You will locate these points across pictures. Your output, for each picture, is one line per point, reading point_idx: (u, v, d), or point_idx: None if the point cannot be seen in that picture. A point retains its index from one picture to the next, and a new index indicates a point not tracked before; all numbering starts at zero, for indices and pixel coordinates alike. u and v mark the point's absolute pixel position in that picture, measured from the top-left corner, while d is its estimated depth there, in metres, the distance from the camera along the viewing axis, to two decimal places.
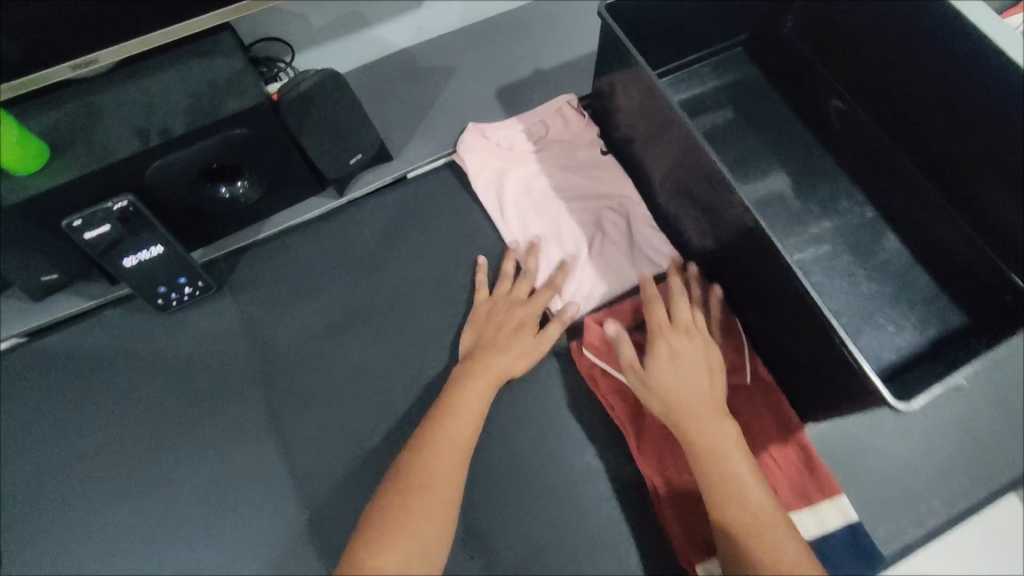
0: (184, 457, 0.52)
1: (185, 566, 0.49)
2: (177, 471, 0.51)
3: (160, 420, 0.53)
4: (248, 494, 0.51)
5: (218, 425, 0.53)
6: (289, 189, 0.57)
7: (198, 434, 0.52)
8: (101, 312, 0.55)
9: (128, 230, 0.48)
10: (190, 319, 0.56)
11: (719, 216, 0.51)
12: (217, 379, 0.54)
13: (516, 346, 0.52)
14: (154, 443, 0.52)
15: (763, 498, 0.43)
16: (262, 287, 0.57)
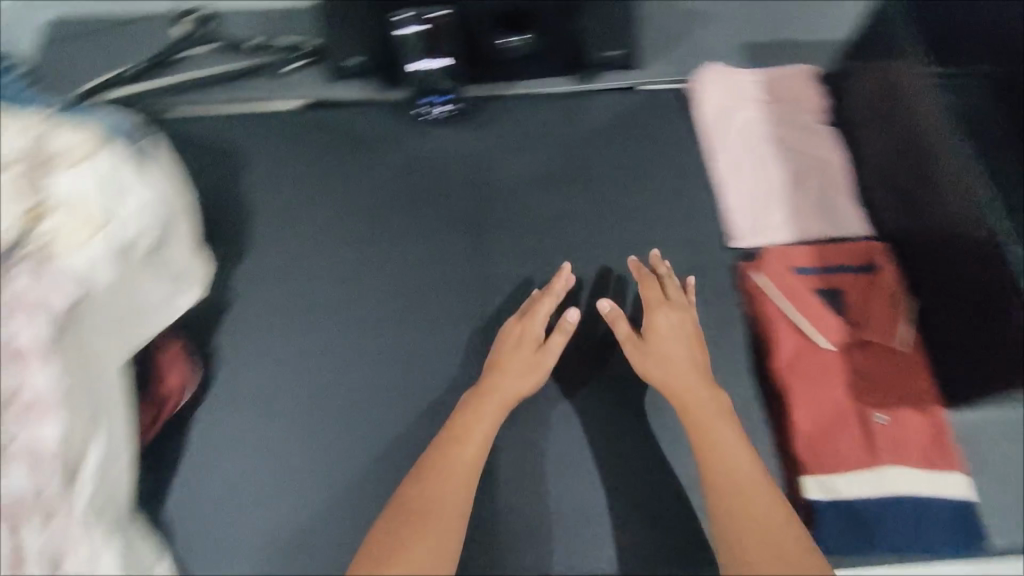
0: (397, 235, 0.61)
1: (372, 316, 0.58)
2: (390, 245, 0.61)
3: (385, 202, 0.62)
4: (438, 284, 0.59)
5: (434, 221, 0.61)
6: (551, 59, 0.67)
7: (415, 223, 0.61)
8: (364, 107, 0.65)
9: (437, 38, 0.61)
10: (430, 133, 0.64)
11: (934, 200, 0.57)
12: (443, 185, 0.63)
13: (517, 363, 0.53)
14: (376, 216, 0.61)
15: (754, 481, 0.47)
16: (496, 129, 0.65)
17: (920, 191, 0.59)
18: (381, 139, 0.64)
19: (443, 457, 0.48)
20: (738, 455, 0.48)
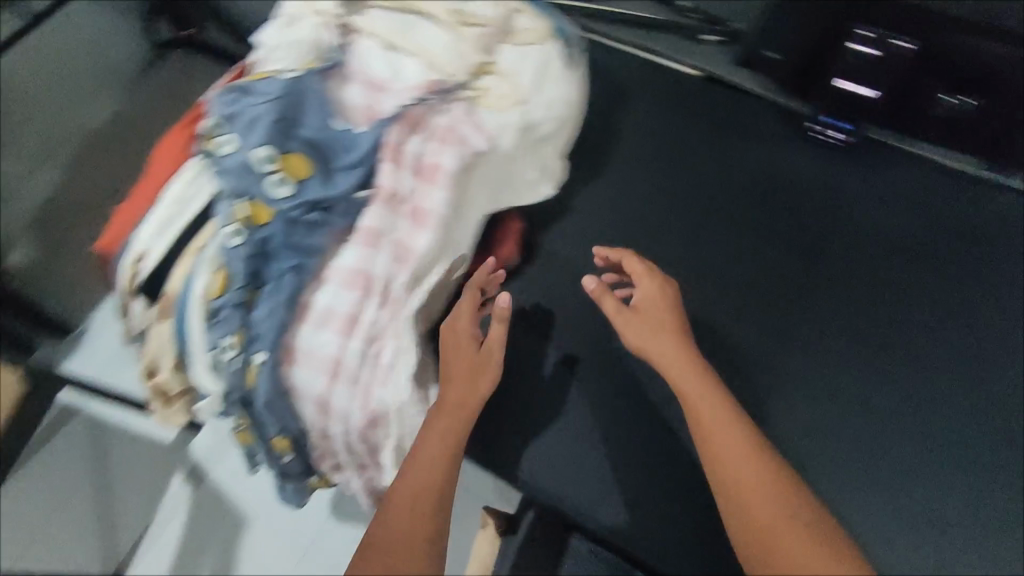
0: (622, 210, 1.12)
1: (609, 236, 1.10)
2: (620, 212, 1.11)
3: (623, 182, 1.12)
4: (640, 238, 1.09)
5: (643, 208, 1.11)
6: (744, 90, 1.16)
7: (642, 194, 1.12)
8: (635, 88, 1.15)
9: (686, 35, 1.17)
10: (653, 132, 1.16)
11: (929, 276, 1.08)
12: (654, 183, 1.12)
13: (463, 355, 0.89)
14: (615, 194, 1.12)
15: (748, 456, 0.75)
16: (692, 138, 1.15)
17: (930, 283, 1.07)
18: (634, 135, 1.15)
19: (419, 453, 0.81)
20: (726, 430, 0.77)
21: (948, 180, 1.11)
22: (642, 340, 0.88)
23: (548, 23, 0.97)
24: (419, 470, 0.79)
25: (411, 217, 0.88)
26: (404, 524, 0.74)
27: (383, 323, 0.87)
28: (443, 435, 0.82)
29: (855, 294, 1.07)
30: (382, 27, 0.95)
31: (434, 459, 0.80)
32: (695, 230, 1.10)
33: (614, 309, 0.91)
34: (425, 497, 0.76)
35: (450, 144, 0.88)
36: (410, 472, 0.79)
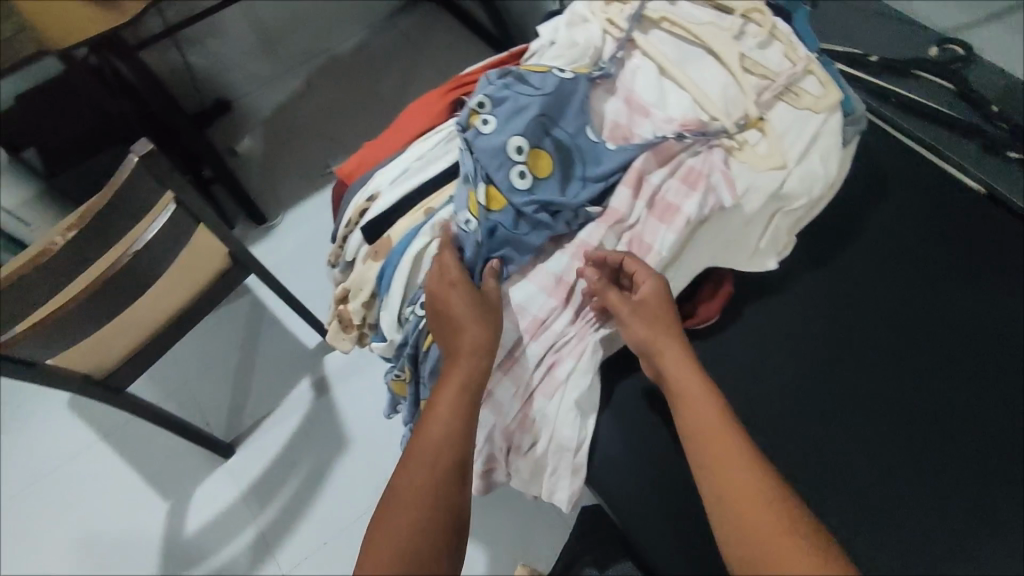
0: (821, 300, 0.99)
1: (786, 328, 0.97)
2: (820, 301, 0.99)
3: (834, 280, 1.00)
4: (820, 338, 0.96)
5: (839, 306, 0.98)
6: (992, 224, 0.99)
7: (838, 294, 0.99)
8: (887, 183, 1.04)
9: (949, 145, 1.08)
10: (882, 231, 1.02)
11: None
12: (847, 291, 0.99)
13: (462, 328, 0.79)
14: (821, 290, 0.99)
15: (746, 458, 0.68)
16: (920, 253, 1.00)
17: None
18: (863, 229, 1.02)
19: (422, 436, 0.72)
20: (734, 473, 0.67)
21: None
22: (655, 334, 0.81)
23: (837, 92, 0.90)
24: (414, 456, 0.71)
25: (626, 248, 0.87)
26: (400, 518, 0.66)
27: (568, 337, 0.88)
28: (453, 409, 0.75)
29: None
30: (667, 52, 0.95)
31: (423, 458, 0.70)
32: (928, 360, 0.94)
33: (620, 298, 0.84)
34: (417, 495, 0.67)
35: (695, 189, 0.86)
36: (410, 454, 0.71)
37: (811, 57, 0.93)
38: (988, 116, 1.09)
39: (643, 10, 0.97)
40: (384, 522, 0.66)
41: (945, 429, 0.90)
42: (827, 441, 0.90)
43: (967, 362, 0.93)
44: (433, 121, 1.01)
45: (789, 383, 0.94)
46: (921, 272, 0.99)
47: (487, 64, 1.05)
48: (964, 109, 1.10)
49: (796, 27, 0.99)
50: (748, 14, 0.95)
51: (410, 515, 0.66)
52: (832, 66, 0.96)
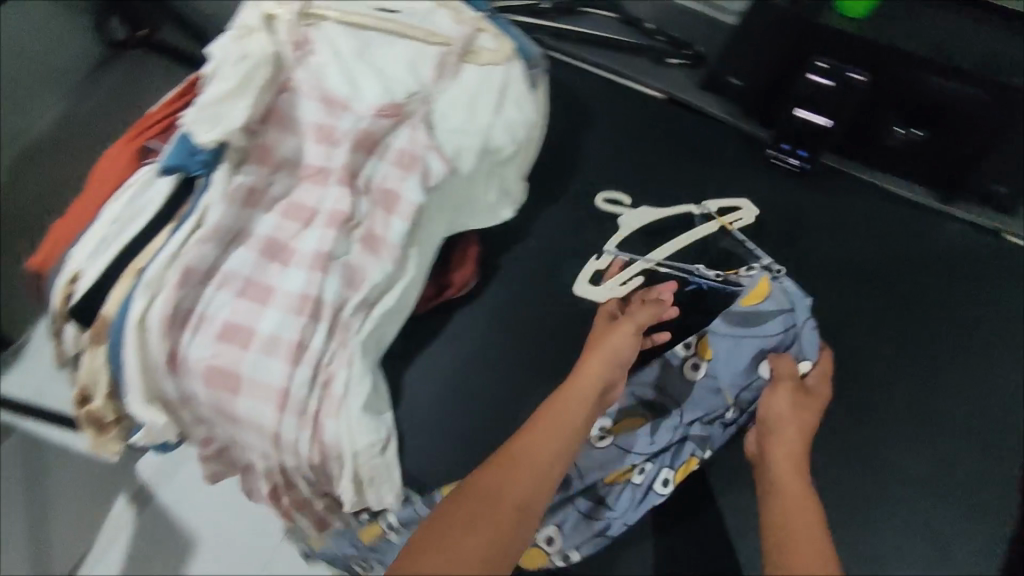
0: (566, 227, 1.01)
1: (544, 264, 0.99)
2: (569, 227, 1.01)
3: (573, 207, 1.03)
4: (575, 263, 0.99)
5: (583, 227, 1.01)
6: (673, 125, 1.09)
7: (579, 216, 1.02)
8: (585, 109, 1.10)
9: (619, 65, 1.12)
10: (597, 151, 1.07)
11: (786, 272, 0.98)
12: (588, 213, 1.03)
13: (603, 355, 0.81)
14: (561, 220, 1.02)
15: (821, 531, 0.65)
16: (634, 161, 1.06)
17: (890, 321, 0.94)
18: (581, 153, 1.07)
19: (548, 419, 0.75)
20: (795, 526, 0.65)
21: (917, 212, 1.01)
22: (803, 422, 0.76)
23: (510, 44, 0.96)
24: (535, 445, 0.72)
25: (363, 245, 0.86)
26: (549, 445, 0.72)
27: (329, 350, 0.84)
28: (577, 407, 0.77)
29: (844, 331, 0.93)
30: (343, 43, 0.94)
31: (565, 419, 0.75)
32: (680, 246, 1.01)
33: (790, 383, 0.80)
34: (547, 437, 0.73)
35: (413, 170, 0.87)
36: (526, 443, 0.72)
37: (476, 15, 0.98)
38: (650, 35, 1.13)
39: (304, 7, 0.94)
40: (515, 455, 0.71)
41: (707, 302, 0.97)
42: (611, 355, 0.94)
43: (707, 237, 1.01)
44: (124, 174, 0.90)
45: (567, 308, 0.96)
46: (638, 170, 1.05)
47: (168, 99, 0.95)
48: (627, 24, 1.14)
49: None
50: None
51: (541, 459, 0.71)
52: (500, 19, 1.02)
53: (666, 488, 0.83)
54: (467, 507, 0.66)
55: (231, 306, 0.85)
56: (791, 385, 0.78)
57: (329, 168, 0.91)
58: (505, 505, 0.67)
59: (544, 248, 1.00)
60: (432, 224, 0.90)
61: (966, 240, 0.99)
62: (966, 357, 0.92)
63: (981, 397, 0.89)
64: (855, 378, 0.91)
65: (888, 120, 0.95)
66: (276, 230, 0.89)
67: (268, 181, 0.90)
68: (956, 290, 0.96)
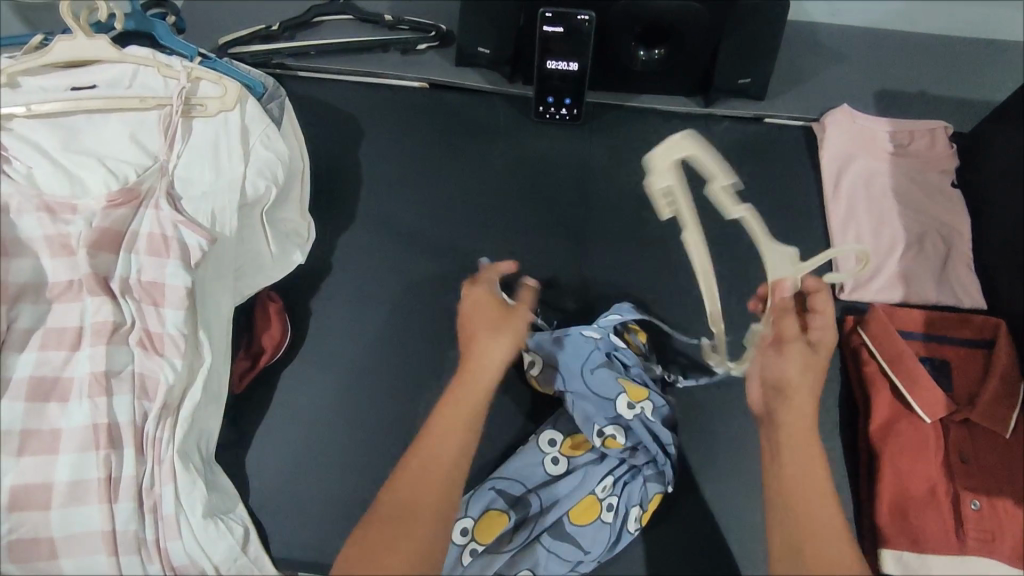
0: (371, 245, 0.98)
1: (359, 292, 0.96)
2: (373, 245, 0.98)
3: (371, 225, 1.00)
4: (390, 280, 0.96)
5: (385, 240, 0.99)
6: (443, 111, 1.07)
7: (380, 231, 0.99)
8: (352, 122, 1.06)
9: (370, 66, 1.08)
10: (377, 161, 1.04)
11: (590, 220, 1.00)
12: (387, 224, 1.00)
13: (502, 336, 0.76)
14: (364, 241, 0.99)
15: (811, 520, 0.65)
16: (417, 159, 1.04)
17: (695, 233, 0.99)
18: (362, 168, 1.03)
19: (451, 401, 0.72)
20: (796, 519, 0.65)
21: (684, 122, 1.06)
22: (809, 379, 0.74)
23: (233, 84, 0.89)
24: (442, 438, 0.69)
25: (142, 349, 0.78)
26: (450, 439, 0.69)
27: (146, 468, 0.76)
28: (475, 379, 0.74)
29: (654, 256, 0.98)
30: (46, 140, 0.84)
31: (464, 413, 0.71)
32: (486, 227, 1.00)
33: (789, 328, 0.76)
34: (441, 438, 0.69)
35: (168, 253, 0.79)
36: (434, 438, 0.69)
37: (186, 64, 0.89)
38: (391, 26, 1.09)
39: None
40: (425, 456, 0.68)
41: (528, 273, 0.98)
42: (453, 356, 0.92)
43: (509, 209, 1.01)
44: None
45: (395, 329, 0.93)
46: (422, 168, 1.03)
47: None
48: (365, 23, 1.10)
49: (164, 42, 0.92)
50: (97, 58, 0.86)
51: (447, 456, 0.68)
52: (220, 60, 0.94)
53: (637, 524, 0.79)
54: (379, 531, 0.63)
55: (14, 469, 0.74)
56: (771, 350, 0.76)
57: (78, 279, 0.81)
58: (417, 517, 0.64)
59: (355, 275, 0.96)
60: (215, 298, 0.83)
61: (735, 132, 1.05)
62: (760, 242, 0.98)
63: None
64: (672, 296, 0.95)
65: (627, 45, 0.99)
66: (39, 367, 0.78)
67: (9, 317, 0.78)
68: (736, 184, 1.02)
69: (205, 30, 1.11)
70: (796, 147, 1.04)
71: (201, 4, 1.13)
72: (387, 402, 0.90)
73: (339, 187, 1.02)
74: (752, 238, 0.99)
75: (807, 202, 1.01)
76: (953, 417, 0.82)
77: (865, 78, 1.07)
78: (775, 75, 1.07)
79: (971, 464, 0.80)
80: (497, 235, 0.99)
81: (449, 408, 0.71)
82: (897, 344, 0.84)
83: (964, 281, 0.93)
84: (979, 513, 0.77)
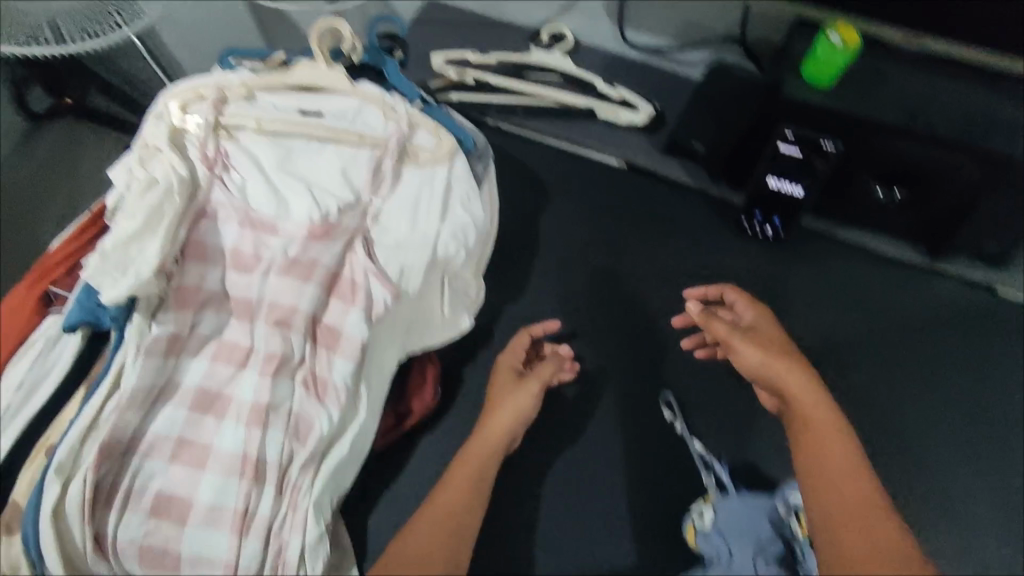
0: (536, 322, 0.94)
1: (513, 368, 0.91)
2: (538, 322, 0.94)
3: (540, 301, 0.95)
4: (550, 365, 0.91)
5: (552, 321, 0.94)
6: (638, 197, 1.03)
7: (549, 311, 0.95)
8: (544, 189, 1.04)
9: (574, 133, 1.04)
10: (560, 236, 1.00)
11: None
12: (555, 303, 0.95)
13: (516, 396, 0.82)
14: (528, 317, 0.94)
15: None
16: (600, 243, 0.99)
17: (889, 399, 0.90)
18: (541, 237, 1.00)
19: (452, 481, 0.76)
20: None
21: (902, 274, 0.96)
22: (802, 402, 0.74)
23: (449, 138, 0.87)
24: (443, 501, 0.74)
25: (305, 389, 0.77)
26: (450, 501, 0.74)
27: (279, 512, 0.75)
28: (492, 436, 0.80)
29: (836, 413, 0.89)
30: (264, 156, 0.86)
31: (473, 480, 0.76)
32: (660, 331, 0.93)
33: (725, 329, 0.81)
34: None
35: (354, 300, 0.79)
36: (434, 504, 0.74)
37: (409, 108, 0.88)
38: (605, 96, 1.04)
39: (215, 117, 0.85)
40: (419, 526, 0.72)
41: (694, 393, 0.90)
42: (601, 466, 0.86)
43: (687, 318, 0.94)
44: (32, 324, 0.79)
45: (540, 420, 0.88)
46: (605, 254, 0.99)
47: (67, 235, 0.85)
48: (579, 86, 1.05)
49: (392, 81, 0.92)
50: (330, 87, 0.88)
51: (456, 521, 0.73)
52: (439, 107, 0.93)
53: None
54: None
55: (164, 474, 0.75)
56: (728, 329, 0.81)
57: (257, 301, 0.81)
58: None
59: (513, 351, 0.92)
60: (383, 353, 0.81)
61: (957, 295, 0.95)
62: (963, 438, 0.88)
63: (975, 471, 0.87)
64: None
65: (863, 182, 0.90)
66: (207, 379, 0.79)
67: (192, 323, 0.80)
68: (944, 354, 0.93)
69: (420, 60, 1.10)
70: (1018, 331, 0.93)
71: (419, 32, 1.12)
72: (518, 494, 0.85)
73: (517, 254, 0.98)
74: (948, 422, 0.89)
75: (1015, 400, 0.90)
76: None
77: None
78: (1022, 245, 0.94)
79: None
80: (669, 345, 0.92)
81: (450, 479, 0.76)
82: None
83: None
84: None
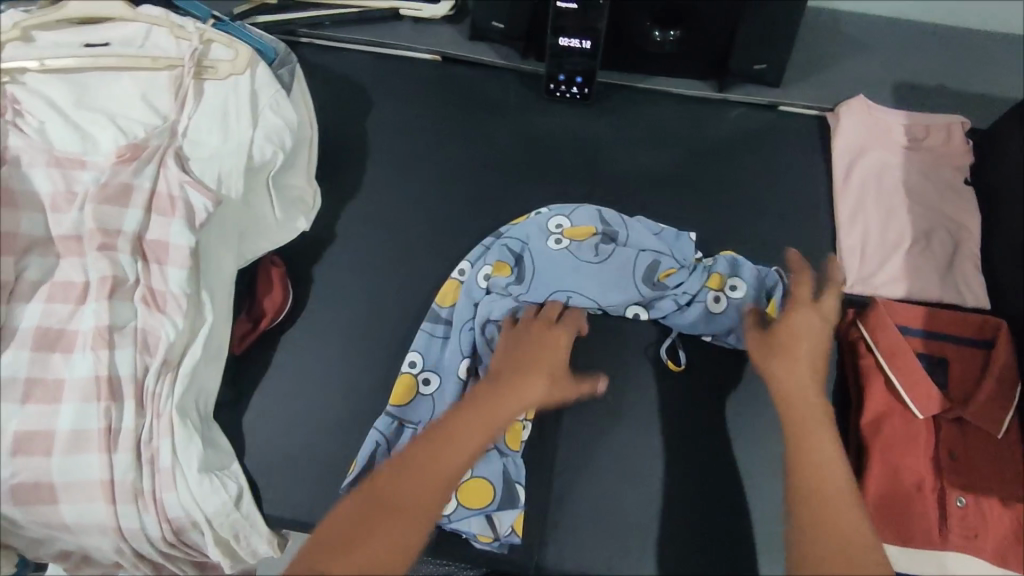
0: (376, 216, 0.99)
1: (360, 261, 0.96)
2: (377, 216, 0.99)
3: (375, 197, 1.00)
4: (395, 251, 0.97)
5: (390, 212, 0.99)
6: (456, 84, 1.07)
7: (386, 204, 1.00)
8: (362, 94, 1.06)
9: (382, 35, 1.08)
10: (386, 134, 1.04)
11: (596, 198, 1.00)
12: (390, 196, 1.00)
13: (554, 353, 0.79)
14: (368, 213, 0.99)
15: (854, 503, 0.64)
16: (425, 133, 1.04)
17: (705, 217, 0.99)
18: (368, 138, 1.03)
19: (468, 412, 0.70)
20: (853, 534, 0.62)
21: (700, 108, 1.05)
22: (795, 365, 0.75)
23: (245, 48, 0.89)
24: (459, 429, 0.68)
25: (145, 305, 0.80)
26: (468, 432, 0.69)
27: (145, 422, 0.78)
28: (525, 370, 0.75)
29: None
30: (57, 95, 0.85)
31: (500, 416, 0.70)
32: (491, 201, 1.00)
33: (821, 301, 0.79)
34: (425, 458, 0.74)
35: (174, 212, 0.81)
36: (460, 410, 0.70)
37: (199, 25, 0.90)
38: None
39: None
40: (437, 443, 0.67)
41: None
42: None
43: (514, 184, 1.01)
44: None
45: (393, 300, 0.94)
46: (431, 142, 1.03)
47: None
48: None
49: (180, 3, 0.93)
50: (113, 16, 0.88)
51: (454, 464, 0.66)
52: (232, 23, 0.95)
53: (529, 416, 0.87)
54: (363, 521, 0.62)
55: (17, 415, 0.76)
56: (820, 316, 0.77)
57: (80, 234, 0.81)
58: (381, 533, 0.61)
59: (358, 246, 0.97)
60: (219, 260, 0.84)
61: (751, 117, 1.04)
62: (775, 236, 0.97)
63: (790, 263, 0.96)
64: None
65: (642, 23, 0.99)
66: (45, 318, 0.80)
67: (18, 268, 0.80)
68: (750, 167, 1.01)
69: None
70: (808, 135, 1.03)
71: None
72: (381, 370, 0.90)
73: (348, 157, 1.02)
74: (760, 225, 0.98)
75: (816, 192, 1.00)
76: (948, 416, 0.84)
77: (884, 70, 1.06)
78: (793, 63, 1.06)
79: (960, 463, 0.82)
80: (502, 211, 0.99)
81: (469, 409, 0.70)
82: (896, 339, 0.84)
83: (969, 280, 0.92)
84: (964, 509, 0.80)
